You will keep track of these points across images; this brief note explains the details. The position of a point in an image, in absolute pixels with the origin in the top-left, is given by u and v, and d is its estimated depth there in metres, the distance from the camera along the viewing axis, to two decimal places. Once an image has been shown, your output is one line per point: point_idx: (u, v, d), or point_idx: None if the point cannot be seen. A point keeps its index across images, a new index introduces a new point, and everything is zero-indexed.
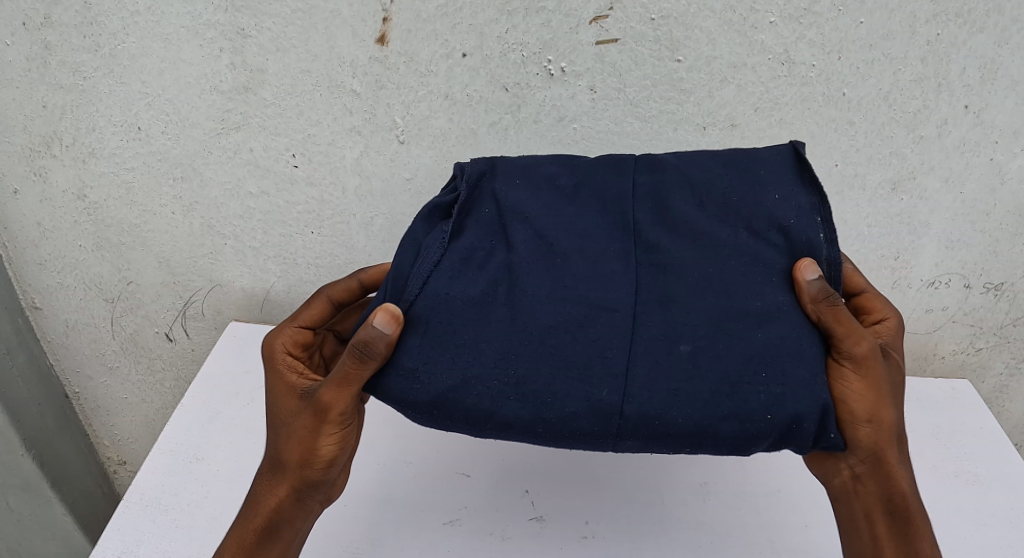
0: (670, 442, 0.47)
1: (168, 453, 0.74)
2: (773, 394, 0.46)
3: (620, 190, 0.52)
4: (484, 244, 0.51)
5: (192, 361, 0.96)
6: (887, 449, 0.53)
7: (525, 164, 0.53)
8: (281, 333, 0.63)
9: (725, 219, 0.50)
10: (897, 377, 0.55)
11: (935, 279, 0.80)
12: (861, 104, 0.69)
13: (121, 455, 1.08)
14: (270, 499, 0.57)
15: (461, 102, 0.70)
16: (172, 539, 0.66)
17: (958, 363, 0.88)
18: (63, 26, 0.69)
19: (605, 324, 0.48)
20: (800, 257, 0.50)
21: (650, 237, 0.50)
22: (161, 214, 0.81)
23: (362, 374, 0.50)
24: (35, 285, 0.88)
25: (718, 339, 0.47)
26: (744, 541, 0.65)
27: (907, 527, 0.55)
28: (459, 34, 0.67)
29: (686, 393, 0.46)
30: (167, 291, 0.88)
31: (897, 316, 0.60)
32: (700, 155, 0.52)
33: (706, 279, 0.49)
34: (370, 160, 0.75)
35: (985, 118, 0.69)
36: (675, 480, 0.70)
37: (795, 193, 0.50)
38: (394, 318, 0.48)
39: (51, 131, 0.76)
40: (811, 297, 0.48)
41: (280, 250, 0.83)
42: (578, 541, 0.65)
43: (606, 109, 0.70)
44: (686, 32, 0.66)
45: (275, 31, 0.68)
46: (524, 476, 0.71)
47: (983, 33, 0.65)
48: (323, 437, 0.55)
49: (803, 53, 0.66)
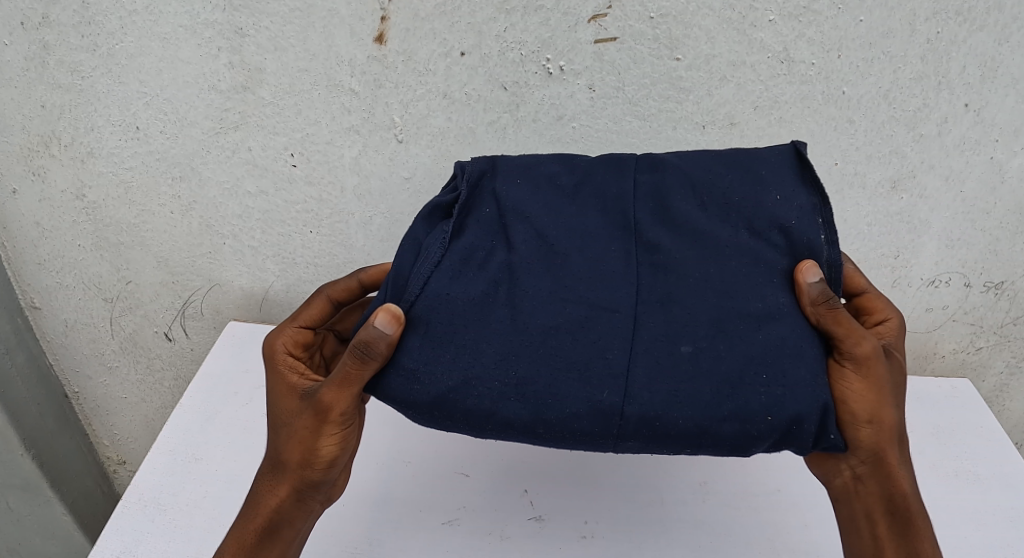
0: (670, 443, 0.47)
1: (167, 453, 0.74)
2: (774, 395, 0.46)
3: (620, 190, 0.51)
4: (485, 244, 0.51)
5: (192, 361, 0.96)
6: (888, 450, 0.53)
7: (526, 163, 0.53)
8: (282, 333, 0.63)
9: (725, 219, 0.50)
10: (899, 377, 0.55)
11: (934, 277, 0.80)
12: (860, 103, 0.69)
13: (121, 455, 1.08)
14: (270, 499, 0.57)
15: (460, 101, 0.70)
16: (171, 538, 0.66)
17: (958, 362, 0.88)
18: (61, 25, 0.69)
19: (606, 325, 0.48)
20: (802, 259, 0.50)
21: (651, 237, 0.50)
22: (160, 214, 0.81)
23: (363, 375, 0.50)
24: (34, 285, 0.87)
25: (719, 339, 0.47)
26: (743, 541, 0.65)
27: (908, 528, 0.55)
28: (457, 32, 0.67)
29: (687, 393, 0.46)
30: (166, 291, 0.88)
31: (898, 316, 0.60)
32: (701, 155, 0.52)
33: (707, 279, 0.49)
34: (369, 159, 0.75)
35: (985, 116, 0.69)
36: (674, 479, 0.70)
37: (796, 193, 0.50)
38: (395, 318, 0.48)
39: (50, 130, 0.75)
40: (811, 298, 0.48)
41: (279, 250, 0.83)
42: (578, 541, 0.65)
43: (605, 107, 0.70)
44: (685, 30, 0.66)
45: (273, 30, 0.68)
46: (524, 476, 0.70)
47: (983, 31, 0.65)
48: (324, 437, 0.55)
49: (803, 51, 0.66)
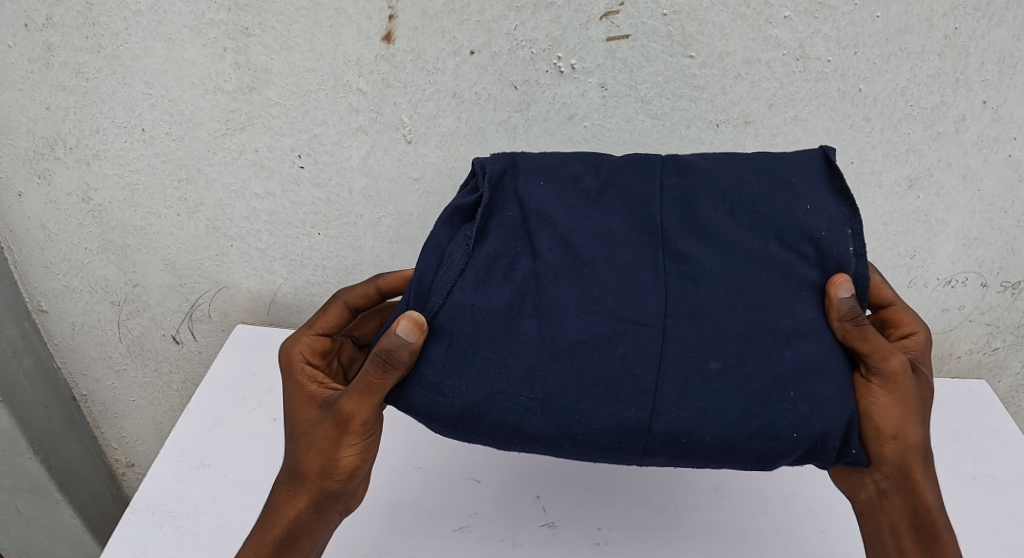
0: (696, 459, 0.46)
1: (174, 458, 0.73)
2: (802, 412, 0.45)
3: (646, 193, 0.50)
4: (509, 250, 0.49)
5: (200, 364, 0.95)
6: (914, 465, 0.52)
7: (549, 163, 0.52)
8: (298, 342, 0.62)
9: (756, 229, 0.49)
10: (925, 393, 0.54)
11: (951, 277, 0.79)
12: (877, 99, 0.67)
13: (130, 457, 1.07)
14: (289, 509, 0.57)
15: (470, 100, 0.69)
16: (179, 546, 0.65)
17: (974, 363, 0.86)
18: (65, 27, 0.68)
19: (633, 339, 0.47)
20: (833, 274, 0.49)
21: (679, 246, 0.48)
22: (166, 216, 0.80)
23: (384, 383, 0.49)
24: (41, 288, 0.87)
25: (748, 356, 0.46)
26: (757, 547, 0.64)
27: (933, 543, 0.54)
28: (466, 31, 0.65)
29: (715, 409, 0.45)
30: (172, 293, 0.87)
31: (925, 329, 0.59)
32: (729, 159, 0.51)
33: (737, 293, 0.48)
34: (377, 160, 0.74)
35: (1004, 114, 0.67)
36: (688, 485, 0.69)
37: (826, 202, 0.49)
38: (417, 325, 0.47)
39: (55, 132, 0.75)
40: (840, 314, 0.47)
41: (287, 251, 0.82)
42: (591, 548, 0.64)
43: (618, 106, 0.69)
44: (699, 27, 0.64)
45: (279, 29, 0.67)
46: (536, 481, 0.69)
47: (1003, 26, 0.63)
48: (345, 448, 0.54)
49: (819, 48, 0.65)
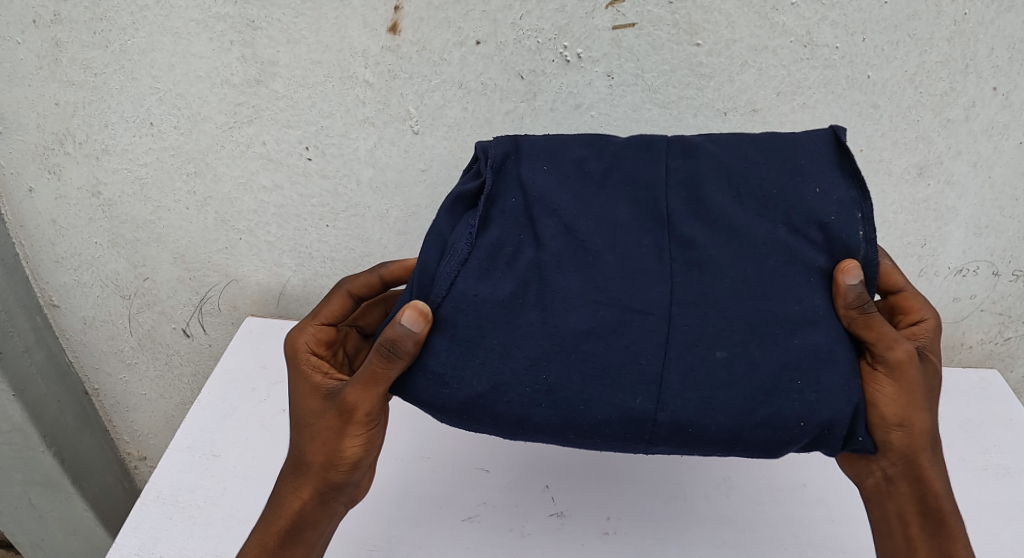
0: (701, 448, 0.47)
1: (184, 449, 0.73)
2: (808, 401, 0.45)
3: (652, 176, 0.50)
4: (513, 238, 0.49)
5: (210, 357, 0.95)
6: (921, 453, 0.52)
7: (552, 146, 0.52)
8: (303, 332, 0.62)
9: (763, 214, 0.48)
10: (933, 380, 0.53)
11: (962, 266, 0.78)
12: (886, 87, 0.67)
13: (142, 451, 1.08)
14: (293, 501, 0.57)
15: (475, 91, 0.69)
16: (189, 536, 0.66)
17: (986, 353, 0.86)
18: (72, 22, 0.69)
19: (638, 328, 0.47)
20: (841, 261, 0.48)
21: (684, 232, 0.48)
22: (175, 210, 0.81)
23: (389, 373, 0.49)
24: (53, 283, 0.88)
25: (754, 346, 0.46)
26: (767, 537, 0.64)
27: (940, 529, 0.53)
28: (471, 21, 0.65)
29: (721, 399, 0.45)
30: (182, 287, 0.88)
31: (935, 316, 0.58)
32: (735, 140, 0.51)
33: (744, 280, 0.47)
34: (384, 152, 0.74)
35: (1014, 100, 0.67)
36: (697, 474, 0.69)
37: (836, 184, 0.48)
38: (421, 315, 0.47)
39: (64, 128, 0.75)
40: (846, 301, 0.47)
41: (295, 243, 0.82)
42: (600, 537, 0.64)
43: (623, 95, 0.68)
44: (705, 14, 0.64)
45: (286, 22, 0.67)
46: (544, 471, 0.69)
47: (1013, 11, 0.62)
48: (349, 437, 0.55)
49: (826, 34, 0.64)
